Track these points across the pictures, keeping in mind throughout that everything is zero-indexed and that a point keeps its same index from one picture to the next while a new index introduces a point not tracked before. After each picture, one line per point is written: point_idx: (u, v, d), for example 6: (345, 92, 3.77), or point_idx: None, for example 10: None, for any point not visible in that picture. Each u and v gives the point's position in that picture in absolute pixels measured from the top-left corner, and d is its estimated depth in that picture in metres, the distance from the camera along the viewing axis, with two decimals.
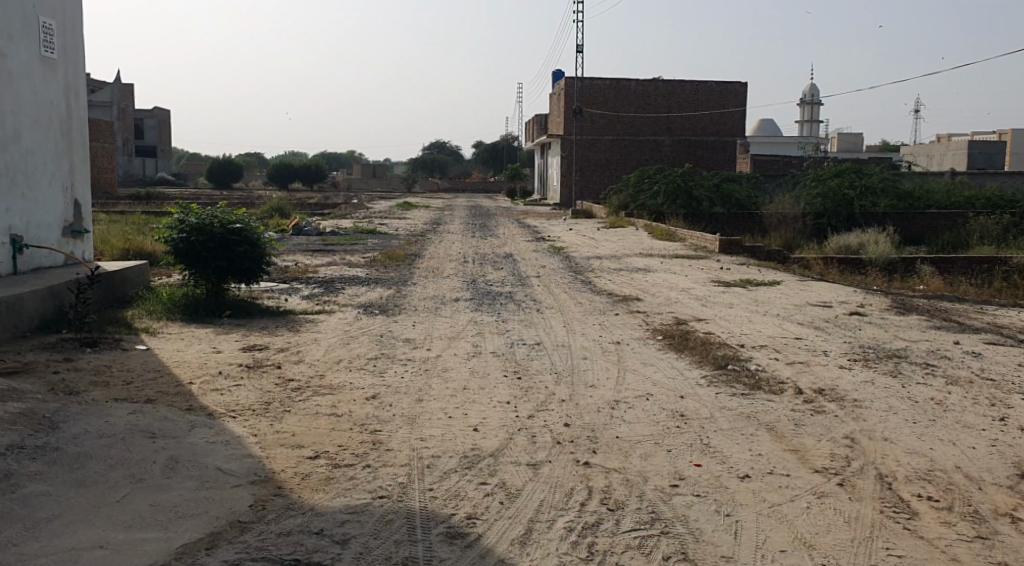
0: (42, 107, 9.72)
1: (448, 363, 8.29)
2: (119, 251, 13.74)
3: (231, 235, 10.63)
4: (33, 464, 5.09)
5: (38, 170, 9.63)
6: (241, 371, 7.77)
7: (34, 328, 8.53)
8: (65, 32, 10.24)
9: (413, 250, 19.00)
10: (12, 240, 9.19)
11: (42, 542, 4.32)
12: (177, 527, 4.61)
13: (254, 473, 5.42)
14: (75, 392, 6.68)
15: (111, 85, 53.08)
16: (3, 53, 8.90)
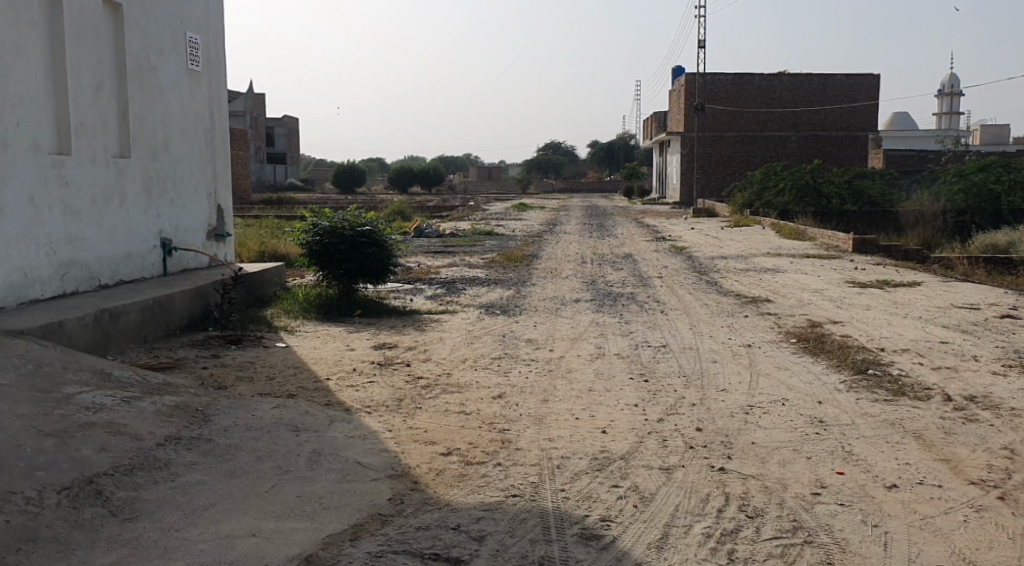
0: (188, 117, 10.28)
1: (573, 364, 8.30)
2: (256, 254, 14.43)
3: (360, 237, 10.96)
4: (190, 454, 5.33)
5: (185, 177, 10.21)
6: (373, 369, 8.02)
7: (184, 325, 9.03)
8: (209, 46, 10.79)
9: (531, 250, 19.18)
10: (163, 244, 9.73)
11: (201, 529, 4.48)
12: (323, 518, 4.77)
13: (390, 467, 5.58)
14: (223, 387, 7.05)
15: (243, 94, 55.82)
16: (154, 68, 9.50)
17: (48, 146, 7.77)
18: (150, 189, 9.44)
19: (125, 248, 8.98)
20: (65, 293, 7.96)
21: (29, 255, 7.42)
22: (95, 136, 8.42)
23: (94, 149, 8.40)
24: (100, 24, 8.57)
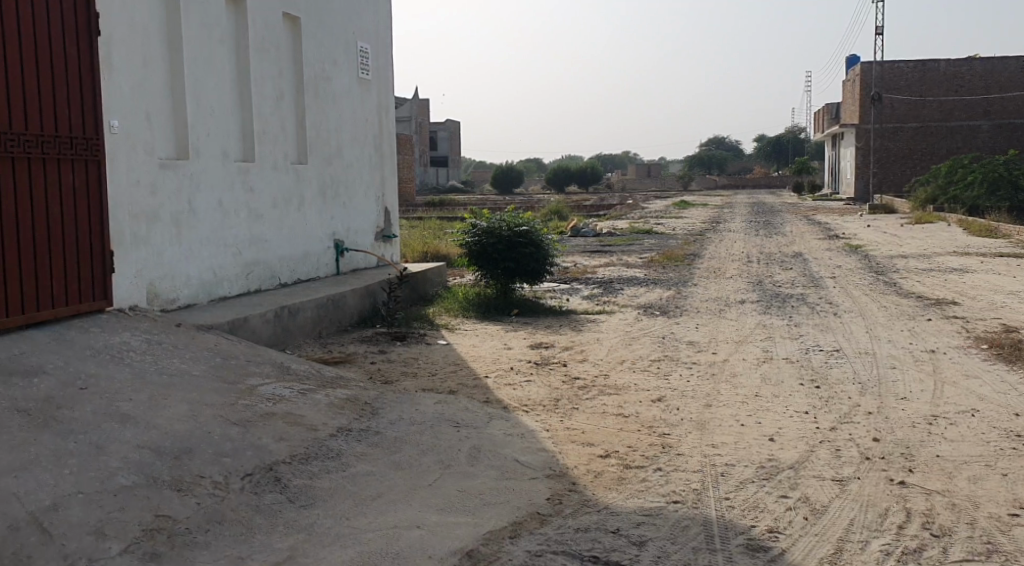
0: (359, 124, 10.71)
1: (737, 368, 8.02)
2: (419, 254, 14.86)
3: (518, 237, 11.06)
4: (359, 445, 5.53)
5: (355, 181, 10.64)
6: (531, 368, 8.06)
7: (354, 322, 9.41)
8: (378, 54, 11.20)
9: (693, 249, 18.65)
10: (335, 244, 10.18)
11: (369, 518, 4.62)
12: (484, 514, 4.82)
13: (549, 467, 5.58)
14: (389, 382, 7.29)
15: (409, 101, 57.76)
16: (329, 77, 9.96)
17: (235, 153, 8.30)
18: (325, 193, 9.90)
19: (302, 249, 9.46)
20: (249, 290, 8.45)
21: (219, 256, 7.93)
22: (275, 143, 8.92)
23: (275, 155, 8.90)
24: (281, 38, 9.07)
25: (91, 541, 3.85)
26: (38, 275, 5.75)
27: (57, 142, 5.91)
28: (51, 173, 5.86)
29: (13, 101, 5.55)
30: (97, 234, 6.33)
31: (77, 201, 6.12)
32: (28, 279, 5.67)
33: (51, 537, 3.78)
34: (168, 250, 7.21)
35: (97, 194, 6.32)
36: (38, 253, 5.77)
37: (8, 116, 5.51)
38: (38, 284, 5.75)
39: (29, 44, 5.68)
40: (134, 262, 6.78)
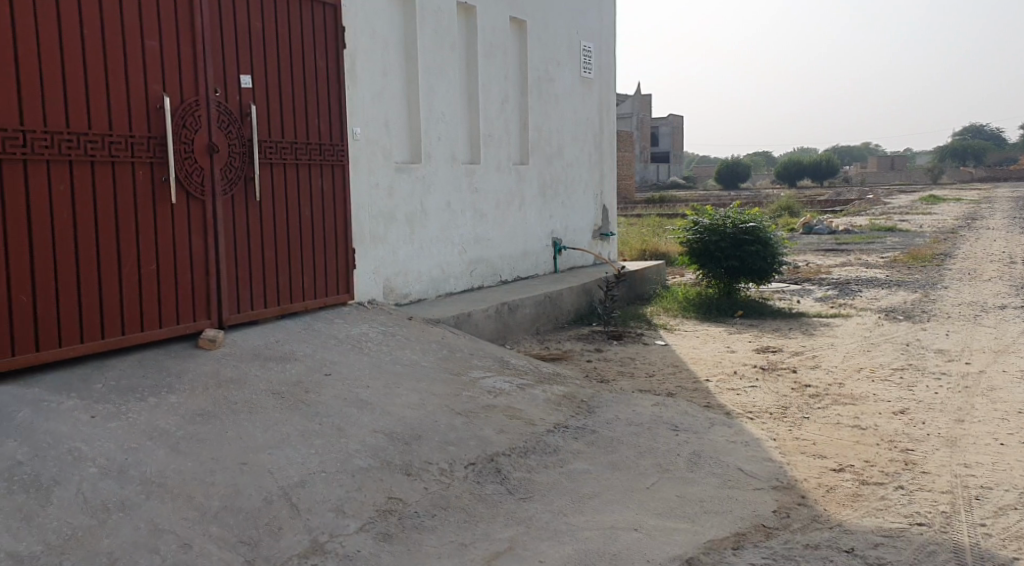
0: (580, 123, 10.73)
1: (995, 381, 7.20)
2: (637, 252, 14.67)
3: (744, 235, 10.60)
4: (576, 443, 5.49)
5: (575, 180, 10.67)
6: (756, 373, 7.67)
7: (571, 320, 9.42)
8: (601, 53, 11.17)
9: (943, 249, 16.95)
10: (555, 242, 10.23)
11: (586, 516, 4.54)
12: (704, 522, 4.61)
13: (776, 478, 5.26)
14: (606, 380, 7.21)
15: (630, 96, 57.51)
16: (553, 78, 10.07)
17: (463, 155, 8.58)
18: (545, 192, 10.00)
19: (523, 247, 9.60)
20: (473, 287, 8.69)
21: (446, 253, 8.23)
22: (501, 144, 9.12)
23: (500, 156, 9.11)
24: (509, 41, 9.26)
25: (332, 517, 4.03)
26: (290, 269, 6.20)
27: (308, 148, 6.35)
28: (303, 178, 6.31)
29: (272, 112, 6.03)
30: (342, 233, 6.74)
31: (325, 202, 6.54)
32: (283, 273, 6.13)
33: (298, 511, 3.98)
34: (401, 248, 7.56)
35: (343, 194, 6.72)
36: (292, 250, 6.22)
37: (267, 125, 6.00)
38: (291, 278, 6.20)
39: (286, 58, 6.16)
40: (372, 258, 7.16)
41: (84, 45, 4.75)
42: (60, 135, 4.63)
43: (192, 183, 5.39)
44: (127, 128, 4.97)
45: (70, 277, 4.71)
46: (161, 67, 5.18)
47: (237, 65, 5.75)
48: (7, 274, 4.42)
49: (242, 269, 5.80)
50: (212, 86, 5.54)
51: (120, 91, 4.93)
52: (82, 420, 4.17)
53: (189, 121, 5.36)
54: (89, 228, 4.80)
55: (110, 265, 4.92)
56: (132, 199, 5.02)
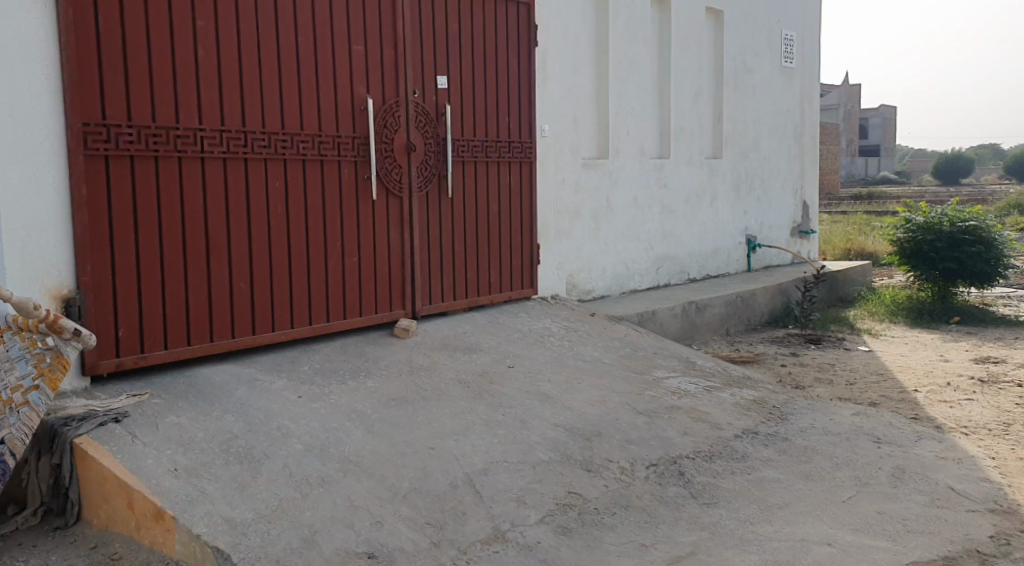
0: (779, 115, 10.29)
1: None
2: (840, 251, 13.87)
3: (964, 234, 9.75)
4: (766, 450, 5.25)
5: (772, 175, 10.24)
6: (974, 385, 7.03)
7: (765, 321, 9.06)
8: (804, 41, 10.65)
9: None
10: (749, 240, 9.87)
11: (776, 526, 4.29)
12: (908, 542, 4.26)
13: (994, 501, 4.79)
14: (801, 386, 6.87)
15: (838, 86, 54.23)
16: (751, 69, 9.72)
17: (652, 150, 8.48)
18: (739, 187, 9.67)
19: (714, 244, 9.33)
20: (660, 285, 8.55)
21: (633, 250, 8.16)
22: (692, 139, 8.92)
23: (692, 151, 8.91)
24: (704, 31, 9.03)
25: (513, 506, 4.03)
26: (479, 263, 6.38)
27: (499, 146, 6.50)
28: (493, 174, 6.46)
29: (465, 111, 6.22)
30: (529, 229, 6.84)
31: (514, 198, 6.67)
32: (471, 267, 6.32)
33: (481, 498, 4.03)
34: (587, 244, 7.56)
35: (530, 191, 6.82)
36: (481, 245, 6.39)
37: (461, 124, 6.20)
38: (478, 272, 6.38)
39: (480, 60, 6.33)
40: (558, 253, 7.21)
41: (298, 51, 5.10)
42: (276, 136, 5.00)
43: (391, 181, 5.66)
44: (334, 128, 5.30)
45: (282, 267, 5.08)
46: (366, 70, 5.48)
47: (435, 66, 5.98)
48: (230, 264, 4.83)
49: (435, 263, 6.03)
50: (412, 88, 5.79)
51: (328, 93, 5.26)
52: (289, 400, 4.49)
53: (389, 121, 5.63)
54: (299, 223, 5.16)
55: (317, 257, 5.26)
56: (337, 195, 5.35)
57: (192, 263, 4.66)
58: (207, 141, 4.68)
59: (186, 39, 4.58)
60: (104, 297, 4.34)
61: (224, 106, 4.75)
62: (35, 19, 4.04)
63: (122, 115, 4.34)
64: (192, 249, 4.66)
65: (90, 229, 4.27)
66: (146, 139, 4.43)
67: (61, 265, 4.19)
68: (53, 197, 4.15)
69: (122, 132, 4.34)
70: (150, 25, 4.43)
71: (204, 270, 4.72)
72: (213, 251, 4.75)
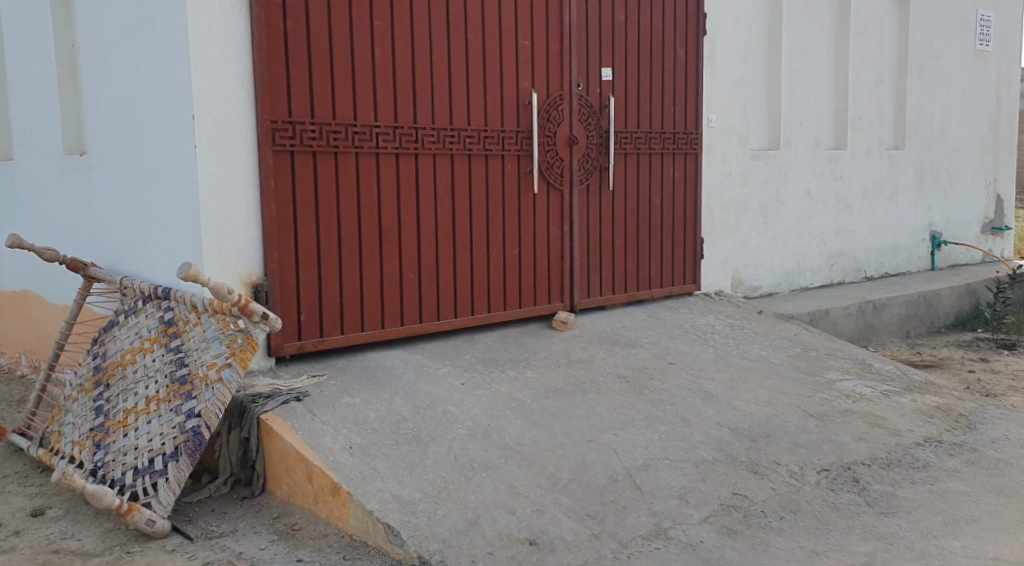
0: (970, 102, 9.58)
1: None
2: None
3: None
4: (952, 460, 4.90)
5: (962, 167, 9.55)
6: None
7: (950, 324, 8.47)
8: (1002, 22, 9.85)
9: None
10: (933, 237, 9.25)
11: (962, 542, 4.00)
12: None
13: None
14: (992, 395, 6.37)
15: None
16: (939, 54, 9.09)
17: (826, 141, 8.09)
18: (924, 180, 9.08)
19: (894, 241, 8.81)
20: (832, 282, 8.16)
21: (805, 245, 7.82)
22: (871, 129, 8.46)
23: (870, 141, 8.44)
24: (887, 14, 8.53)
25: (676, 504, 3.97)
26: (639, 256, 6.32)
27: (663, 138, 6.40)
28: (656, 167, 6.38)
29: (630, 103, 6.17)
30: (692, 223, 6.69)
31: (678, 191, 6.55)
32: (632, 261, 6.27)
33: (643, 494, 3.99)
34: (755, 238, 7.32)
35: (694, 184, 6.67)
36: (642, 238, 6.33)
37: (625, 116, 6.14)
38: (639, 265, 6.32)
39: (646, 52, 6.26)
40: (723, 248, 7.01)
41: (467, 47, 5.22)
42: (445, 130, 5.15)
43: (553, 175, 5.70)
44: (499, 123, 5.39)
45: (448, 258, 5.23)
46: (532, 64, 5.54)
47: (600, 58, 5.96)
48: (399, 254, 5.02)
49: (595, 256, 6.02)
50: (576, 80, 5.80)
51: (495, 88, 5.36)
52: (454, 386, 4.61)
53: (553, 114, 5.67)
54: (464, 215, 5.28)
55: (480, 249, 5.37)
56: (500, 188, 5.44)
57: (365, 253, 4.88)
58: (381, 137, 4.88)
59: (364, 39, 4.79)
60: (288, 284, 4.61)
61: (397, 103, 4.93)
62: (233, 24, 4.34)
63: (306, 113, 4.60)
64: (366, 239, 4.88)
65: (277, 220, 4.55)
66: (326, 136, 4.67)
67: (249, 253, 4.48)
68: (245, 189, 4.44)
69: (306, 129, 4.60)
70: (332, 26, 4.66)
71: (376, 259, 4.93)
72: (385, 242, 4.95)
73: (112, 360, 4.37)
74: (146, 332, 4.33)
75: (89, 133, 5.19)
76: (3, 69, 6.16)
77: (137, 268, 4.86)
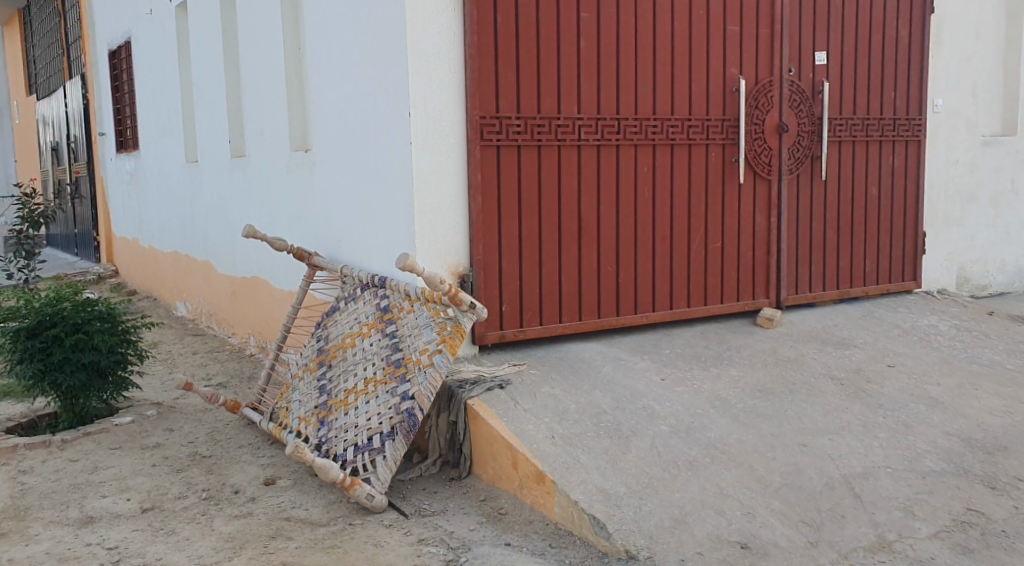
0: None
1: None
2: None
3: None
4: None
5: None
6: None
7: None
8: None
9: None
10: None
11: None
12: None
13: None
14: None
15: None
16: None
17: None
18: None
19: None
20: None
21: None
22: None
23: None
24: None
25: (901, 517, 3.71)
26: (852, 251, 5.98)
27: (881, 124, 6.00)
28: (873, 155, 6.00)
29: (845, 88, 5.83)
30: (912, 215, 6.25)
31: (897, 180, 6.13)
32: (844, 255, 5.94)
33: (862, 503, 3.77)
34: (986, 232, 6.72)
35: (916, 173, 6.22)
36: (855, 231, 5.98)
37: (840, 102, 5.82)
38: (852, 261, 5.98)
39: (864, 32, 5.89)
40: (946, 243, 6.49)
41: (673, 36, 5.13)
42: (648, 122, 5.08)
43: (760, 164, 5.50)
44: (704, 112, 5.26)
45: (648, 250, 5.17)
46: (740, 50, 5.37)
47: (813, 42, 5.67)
48: (600, 247, 5.02)
49: (803, 250, 5.75)
50: (787, 66, 5.55)
51: (701, 77, 5.23)
52: (656, 381, 4.56)
53: (761, 102, 5.46)
54: (665, 207, 5.20)
55: (681, 241, 5.28)
56: (704, 179, 5.31)
57: (565, 245, 4.91)
58: (585, 130, 4.89)
59: (571, 32, 4.81)
60: (491, 275, 4.73)
61: (601, 94, 4.92)
62: (446, 23, 4.49)
63: (512, 108, 4.68)
64: (567, 231, 4.91)
65: (482, 212, 4.66)
66: (531, 129, 4.73)
67: (457, 245, 4.63)
68: (454, 183, 4.58)
69: (512, 124, 4.68)
70: (540, 21, 4.72)
71: (576, 251, 4.95)
72: (585, 234, 4.96)
73: (333, 343, 4.66)
74: (364, 318, 4.58)
75: (314, 131, 5.55)
76: (238, 73, 6.70)
77: (355, 257, 5.15)
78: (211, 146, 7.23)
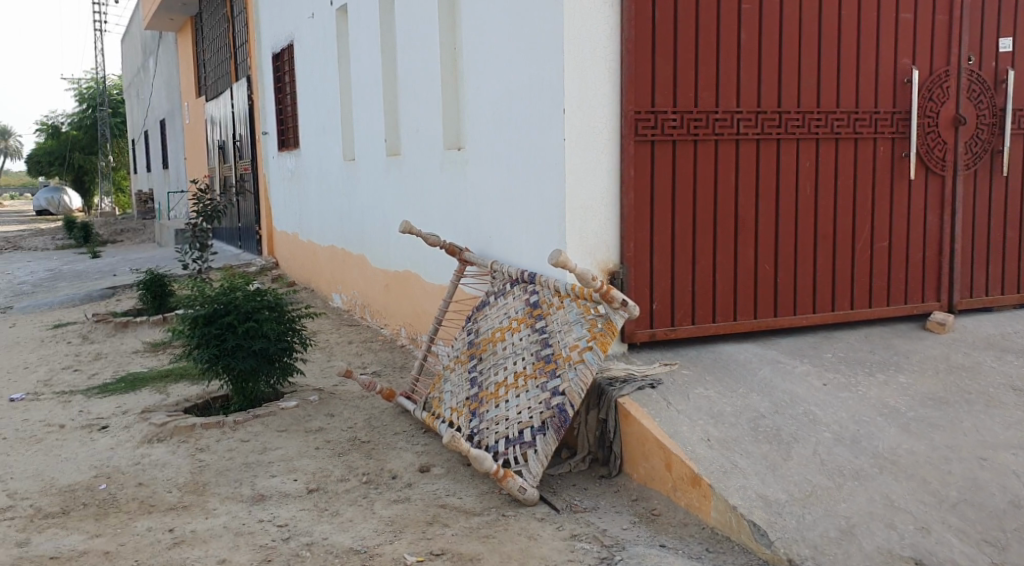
0: None
1: None
2: None
3: None
4: None
5: None
6: None
7: None
8: None
9: None
10: None
11: None
12: None
13: None
14: None
15: None
16: None
17: None
18: None
19: None
20: None
21: None
22: None
23: None
24: None
25: None
26: None
27: None
28: None
29: None
30: None
31: None
32: None
33: None
34: None
35: None
36: None
37: None
38: None
39: None
40: None
41: (840, 25, 4.90)
42: (812, 115, 4.88)
43: (934, 159, 5.18)
44: (872, 105, 5.01)
45: (808, 248, 4.97)
46: (914, 39, 5.07)
47: (997, 28, 5.29)
48: (756, 244, 4.87)
49: (979, 250, 5.39)
50: (967, 54, 5.20)
51: (869, 67, 4.98)
52: (817, 385, 4.38)
53: (937, 93, 5.14)
54: (828, 204, 4.98)
55: (845, 239, 5.04)
56: (871, 174, 5.06)
57: (721, 243, 4.79)
58: (744, 123, 4.75)
59: (731, 24, 4.69)
60: (643, 272, 4.67)
61: (762, 87, 4.76)
62: (603, 18, 4.46)
63: (669, 102, 4.61)
64: (722, 228, 4.79)
65: (636, 208, 4.61)
66: (687, 123, 4.64)
67: (610, 241, 4.60)
68: (608, 180, 4.55)
69: (667, 119, 4.61)
70: (699, 14, 4.62)
71: (731, 250, 4.82)
72: (741, 232, 4.82)
73: (483, 337, 4.73)
74: (514, 312, 4.63)
75: (468, 128, 5.64)
76: (395, 73, 6.91)
77: (508, 252, 5.20)
78: (368, 144, 7.48)
